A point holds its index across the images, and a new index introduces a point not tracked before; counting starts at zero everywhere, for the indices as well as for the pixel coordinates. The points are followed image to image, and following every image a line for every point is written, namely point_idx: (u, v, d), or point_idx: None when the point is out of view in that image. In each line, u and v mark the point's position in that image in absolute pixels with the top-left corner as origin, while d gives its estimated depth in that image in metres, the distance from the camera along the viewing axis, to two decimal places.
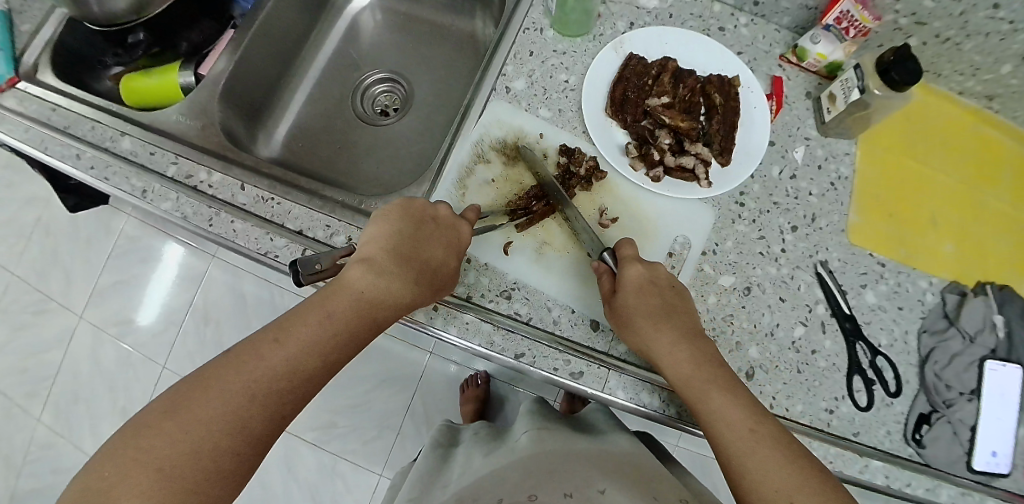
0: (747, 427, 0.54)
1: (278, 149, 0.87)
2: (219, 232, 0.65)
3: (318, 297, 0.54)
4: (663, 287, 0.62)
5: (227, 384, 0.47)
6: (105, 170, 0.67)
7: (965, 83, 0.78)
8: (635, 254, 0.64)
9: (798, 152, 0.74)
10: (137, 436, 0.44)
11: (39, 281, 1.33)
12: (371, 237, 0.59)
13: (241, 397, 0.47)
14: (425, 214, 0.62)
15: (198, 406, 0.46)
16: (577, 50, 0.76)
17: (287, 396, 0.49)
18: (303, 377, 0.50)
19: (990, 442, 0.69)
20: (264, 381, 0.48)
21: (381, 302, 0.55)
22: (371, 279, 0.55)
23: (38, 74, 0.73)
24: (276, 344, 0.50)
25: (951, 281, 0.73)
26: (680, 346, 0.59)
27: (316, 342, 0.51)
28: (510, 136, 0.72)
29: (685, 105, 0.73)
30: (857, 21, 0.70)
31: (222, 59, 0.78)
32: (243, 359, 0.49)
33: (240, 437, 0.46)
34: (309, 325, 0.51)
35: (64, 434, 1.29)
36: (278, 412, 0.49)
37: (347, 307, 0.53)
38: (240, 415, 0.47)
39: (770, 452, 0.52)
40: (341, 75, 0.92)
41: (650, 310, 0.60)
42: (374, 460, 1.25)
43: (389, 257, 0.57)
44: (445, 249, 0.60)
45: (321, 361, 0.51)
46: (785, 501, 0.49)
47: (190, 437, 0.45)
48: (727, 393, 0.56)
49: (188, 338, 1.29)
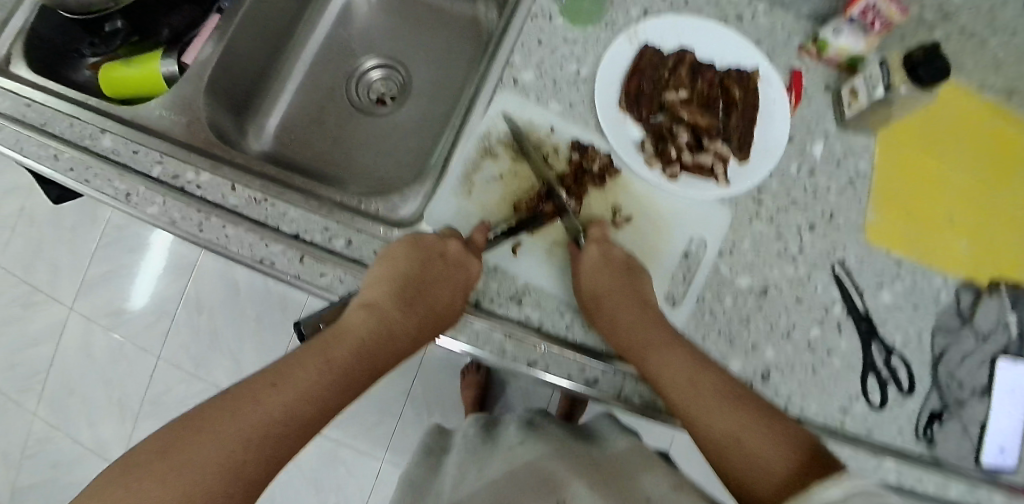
0: (687, 379, 0.55)
1: (272, 141, 0.82)
2: (210, 238, 0.62)
3: (319, 341, 0.52)
4: (616, 265, 0.61)
5: (223, 426, 0.44)
6: (85, 172, 0.62)
7: (986, 75, 0.75)
8: (603, 235, 0.64)
9: (816, 147, 0.72)
10: (126, 477, 0.41)
11: (25, 272, 1.28)
12: (375, 279, 0.58)
13: (238, 441, 0.44)
14: (431, 250, 0.60)
15: (193, 448, 0.43)
16: (588, 39, 0.71)
17: (283, 441, 0.46)
18: (301, 422, 0.48)
19: (998, 439, 0.69)
20: (262, 425, 0.45)
21: (381, 350, 0.54)
22: (373, 327, 0.54)
23: (11, 65, 0.68)
24: (276, 388, 0.47)
25: (966, 282, 0.72)
26: (620, 314, 0.59)
27: (317, 386, 0.49)
28: (519, 130, 0.69)
29: (703, 99, 0.69)
30: (883, 15, 0.66)
31: (208, 46, 0.72)
32: (241, 400, 0.46)
33: (234, 483, 0.43)
34: (310, 369, 0.49)
35: (58, 428, 1.25)
36: (274, 456, 0.46)
37: (349, 353, 0.52)
38: (235, 458, 0.43)
39: (717, 403, 0.54)
40: (334, 60, 0.87)
41: (595, 285, 0.61)
42: (376, 450, 1.24)
43: (391, 301, 0.56)
44: (449, 291, 0.58)
45: (320, 407, 0.49)
46: (734, 443, 0.52)
47: (182, 480, 0.41)
48: (664, 351, 0.57)
49: (182, 330, 1.25)
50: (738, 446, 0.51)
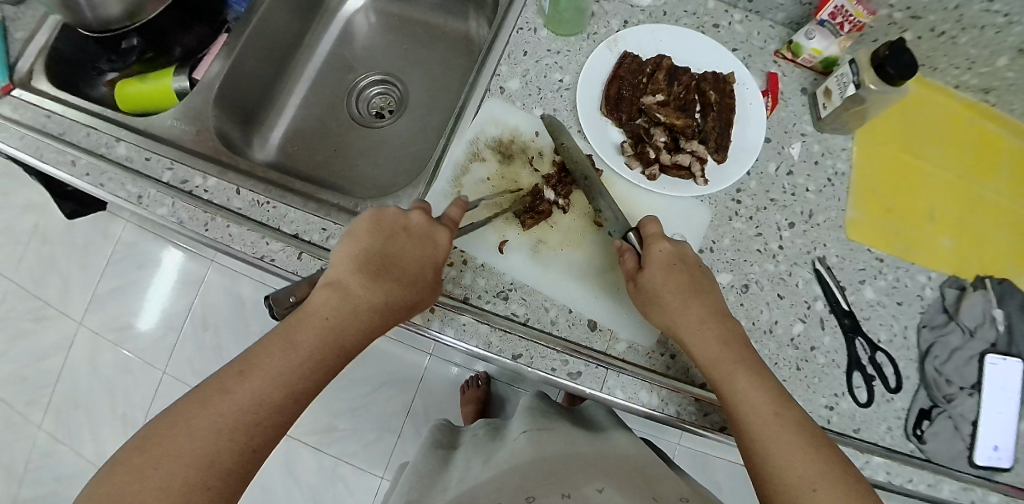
0: (772, 410, 0.54)
1: (274, 152, 0.87)
2: (215, 237, 0.65)
3: (284, 325, 0.54)
4: (688, 265, 0.62)
5: (194, 419, 0.47)
6: (101, 177, 0.67)
7: (961, 77, 0.77)
8: (659, 232, 0.64)
9: (794, 148, 0.74)
10: (108, 477, 0.44)
11: (38, 288, 1.33)
12: (340, 258, 0.59)
13: (211, 431, 0.47)
14: (396, 226, 0.61)
15: (168, 444, 0.46)
16: (572, 49, 0.75)
17: (257, 428, 0.49)
18: (272, 408, 0.50)
19: (991, 437, 0.68)
20: (232, 414, 0.48)
21: (347, 326, 0.55)
22: (337, 304, 0.55)
23: (32, 81, 0.74)
24: (241, 377, 0.50)
25: (950, 275, 0.73)
26: (710, 326, 0.59)
27: (282, 370, 0.51)
28: (505, 134, 0.72)
29: (680, 102, 0.73)
30: (851, 16, 0.70)
31: (215, 64, 0.78)
32: (209, 394, 0.49)
33: (210, 472, 0.46)
34: (273, 355, 0.51)
35: (64, 442, 1.28)
36: (250, 444, 0.48)
37: (315, 333, 0.53)
38: (207, 449, 0.46)
39: (797, 439, 0.52)
40: (336, 77, 0.92)
41: (679, 289, 0.60)
42: (374, 464, 1.25)
43: (356, 277, 0.57)
44: (416, 265, 0.59)
45: (289, 389, 0.51)
46: (809, 487, 0.50)
47: (157, 475, 0.44)
48: (755, 376, 0.56)
49: (188, 343, 1.29)
50: (814, 492, 0.49)
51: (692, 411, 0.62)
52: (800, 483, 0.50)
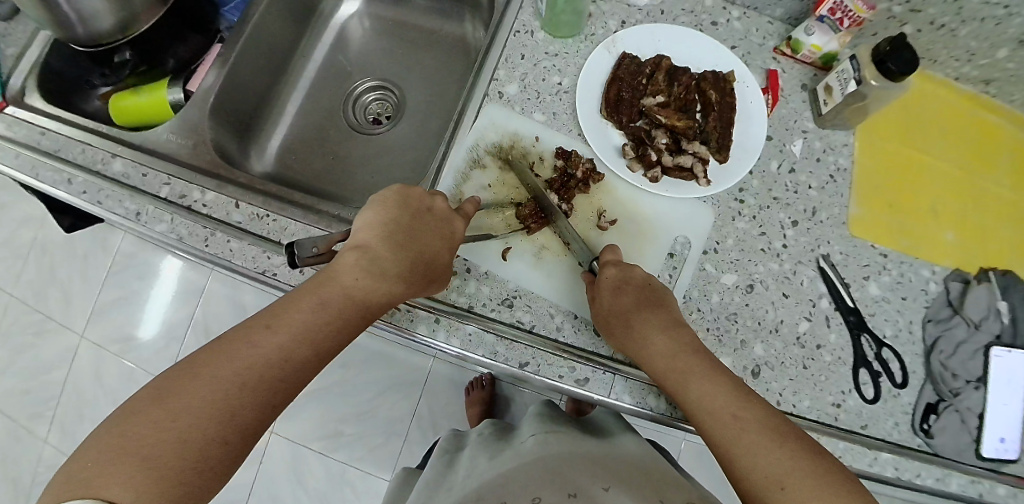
0: (730, 412, 0.53)
1: (273, 163, 0.86)
2: (215, 252, 0.65)
3: (311, 284, 0.54)
4: (636, 284, 0.62)
5: (217, 371, 0.47)
6: (97, 194, 0.67)
7: (961, 69, 0.77)
8: (616, 258, 0.64)
9: (795, 146, 0.74)
10: (122, 425, 0.43)
11: (39, 301, 1.33)
12: (366, 225, 0.60)
13: (233, 384, 0.47)
14: (423, 201, 0.62)
15: (192, 394, 0.45)
16: (569, 51, 0.75)
17: (278, 385, 0.49)
18: (295, 365, 0.50)
19: (997, 429, 0.69)
20: (257, 367, 0.48)
21: (371, 290, 0.56)
22: (364, 267, 0.56)
23: (27, 98, 0.73)
24: (268, 331, 0.50)
25: (954, 269, 0.73)
26: (656, 339, 0.59)
27: (308, 328, 0.51)
28: (505, 139, 0.72)
29: (680, 103, 0.73)
30: (851, 12, 0.68)
31: (210, 75, 0.77)
32: (234, 347, 0.49)
33: (230, 428, 0.46)
34: (301, 313, 0.52)
35: (69, 454, 1.28)
36: (269, 401, 0.48)
37: (340, 294, 0.54)
38: (230, 401, 0.46)
39: (759, 437, 0.51)
40: (332, 84, 0.91)
41: (624, 308, 0.60)
42: (382, 467, 1.25)
43: (383, 244, 0.58)
44: (439, 240, 0.60)
45: (313, 348, 0.51)
46: (778, 485, 0.49)
47: (178, 425, 0.44)
48: (708, 381, 0.56)
49: (191, 352, 1.28)
50: (784, 490, 0.48)
51: None
52: (769, 484, 0.49)
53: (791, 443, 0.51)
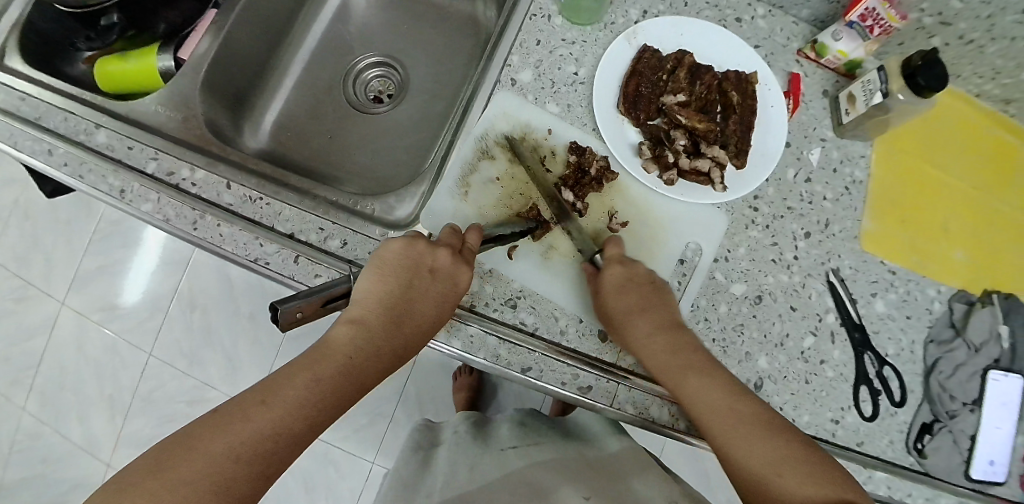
0: (744, 414, 0.51)
1: (267, 138, 0.81)
2: (204, 237, 0.61)
3: (305, 358, 0.49)
4: (639, 282, 0.60)
5: (211, 446, 0.42)
6: (79, 167, 0.63)
7: (984, 86, 0.75)
8: (621, 253, 0.61)
9: (813, 155, 0.72)
10: (113, 502, 0.38)
11: (19, 266, 1.26)
12: (364, 295, 0.54)
13: (228, 459, 0.42)
14: (424, 262, 0.57)
15: (185, 466, 0.40)
16: (587, 40, 0.71)
17: (273, 459, 0.44)
18: (290, 439, 0.45)
19: (988, 452, 0.69)
20: (252, 444, 0.43)
21: (370, 363, 0.51)
22: (361, 345, 0.51)
23: (6, 60, 0.68)
24: (264, 405, 0.45)
25: (959, 290, 0.72)
26: (660, 338, 0.57)
27: (303, 402, 0.46)
28: (516, 130, 0.68)
29: (701, 103, 0.69)
30: (882, 20, 0.67)
31: (204, 42, 0.72)
32: (226, 420, 0.43)
33: (223, 502, 0.41)
34: (297, 385, 0.47)
35: (50, 423, 1.24)
36: (263, 473, 0.43)
37: (338, 369, 0.49)
38: (223, 476, 0.41)
39: (753, 433, 0.50)
40: (333, 57, 0.86)
41: (628, 307, 0.58)
42: (366, 448, 1.23)
43: (383, 313, 0.53)
44: (442, 306, 0.56)
45: (308, 421, 0.46)
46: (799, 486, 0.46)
47: (170, 500, 0.39)
48: (704, 376, 0.54)
49: (175, 325, 1.24)
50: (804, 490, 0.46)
51: None
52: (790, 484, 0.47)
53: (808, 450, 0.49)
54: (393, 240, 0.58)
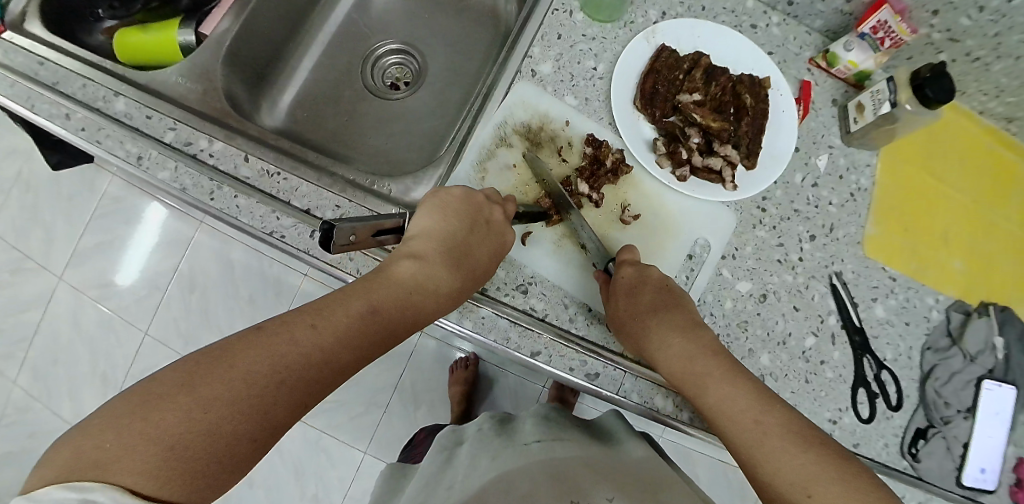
0: (750, 418, 0.52)
1: (283, 119, 0.82)
2: (220, 207, 0.62)
3: (360, 285, 0.50)
4: (651, 283, 0.61)
5: (257, 362, 0.42)
6: (96, 133, 0.63)
7: (987, 104, 0.77)
8: (633, 258, 0.63)
9: (821, 160, 0.74)
10: (146, 407, 0.37)
11: (18, 238, 1.25)
12: (425, 233, 0.58)
13: (273, 379, 0.42)
14: (481, 213, 0.60)
15: (231, 379, 0.40)
16: (607, 36, 0.72)
17: (316, 387, 0.44)
18: (334, 368, 0.45)
19: (979, 460, 0.71)
20: (299, 367, 0.43)
21: (419, 301, 0.53)
22: (419, 280, 0.53)
23: (27, 24, 0.68)
24: (314, 329, 0.45)
25: (957, 299, 0.74)
26: (672, 343, 0.58)
27: (353, 331, 0.47)
28: (535, 120, 0.69)
29: (716, 103, 0.71)
30: (893, 32, 0.69)
31: (227, 19, 0.72)
32: (275, 338, 0.43)
33: (263, 421, 0.41)
34: (348, 314, 0.47)
35: (39, 398, 1.23)
36: (305, 399, 0.44)
37: (390, 301, 0.50)
38: (266, 397, 0.41)
39: (773, 443, 0.49)
40: (352, 42, 0.87)
41: (640, 311, 0.59)
42: (358, 438, 1.23)
43: (438, 255, 0.56)
44: (489, 259, 0.60)
45: (354, 353, 0.46)
46: (805, 493, 0.46)
47: (214, 409, 0.39)
48: (726, 386, 0.54)
49: (173, 305, 1.24)
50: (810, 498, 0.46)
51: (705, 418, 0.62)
52: (795, 490, 0.47)
53: (815, 448, 0.49)
54: (454, 188, 0.62)
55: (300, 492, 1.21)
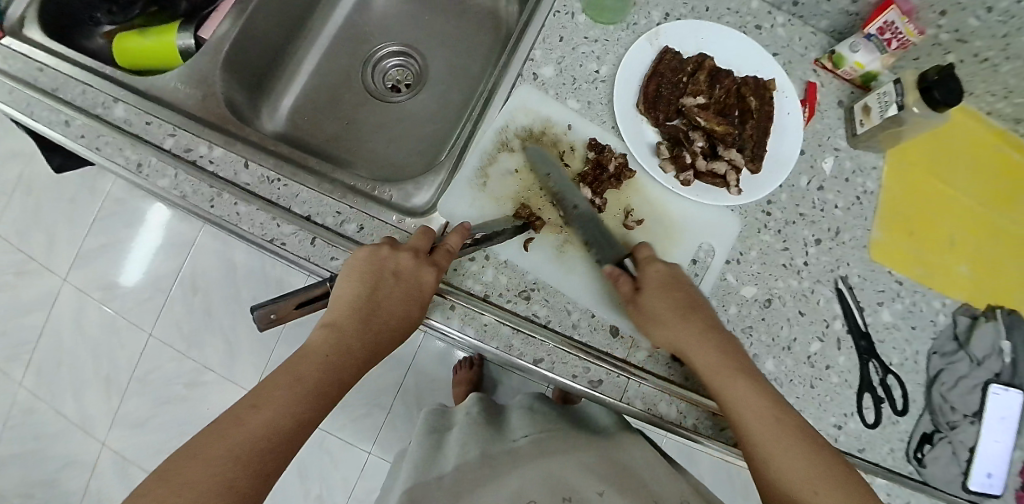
0: (772, 416, 0.54)
1: (284, 122, 0.81)
2: (220, 214, 0.61)
3: (285, 364, 0.51)
4: (680, 286, 0.61)
5: (210, 454, 0.43)
6: (96, 140, 0.62)
7: (995, 104, 0.76)
8: (651, 255, 0.63)
9: (827, 163, 0.73)
10: None
11: (20, 240, 1.25)
12: (338, 301, 0.55)
13: (228, 460, 0.43)
14: (386, 267, 0.57)
15: (188, 474, 0.42)
16: (609, 39, 0.72)
17: (274, 454, 0.45)
18: (288, 433, 0.46)
19: (985, 465, 0.69)
20: (249, 443, 0.44)
21: (344, 361, 0.52)
22: (335, 345, 0.52)
23: (25, 29, 0.68)
24: (254, 409, 0.46)
25: (963, 303, 0.73)
26: (700, 341, 0.58)
27: (291, 401, 0.48)
28: (536, 124, 0.68)
29: (720, 106, 0.70)
30: (901, 33, 0.68)
31: (225, 23, 0.72)
32: (221, 429, 0.45)
33: (232, 497, 0.42)
34: (282, 388, 0.48)
35: (44, 400, 1.23)
36: (266, 467, 0.45)
37: (315, 369, 0.50)
38: (225, 476, 0.42)
39: (789, 446, 0.53)
40: (351, 44, 0.87)
41: (671, 306, 0.59)
42: (361, 439, 1.23)
43: (348, 319, 0.54)
44: (407, 304, 0.56)
45: (297, 416, 0.47)
46: (812, 490, 0.51)
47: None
48: (750, 383, 0.56)
49: (176, 307, 1.24)
50: (819, 494, 0.50)
51: (709, 425, 0.61)
52: (803, 487, 0.51)
53: (823, 451, 0.53)
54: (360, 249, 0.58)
55: (304, 492, 1.21)
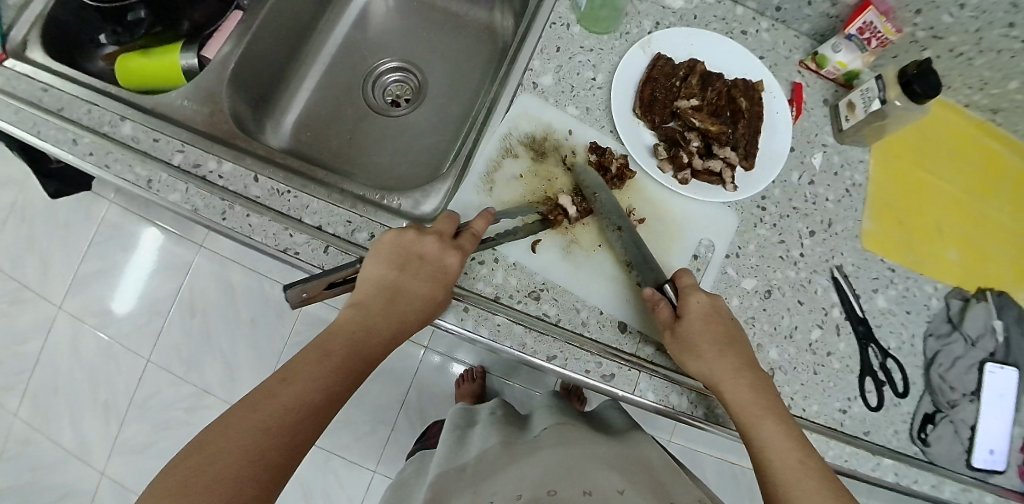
0: (797, 457, 0.55)
1: (287, 139, 0.83)
2: (233, 226, 0.63)
3: (316, 339, 0.53)
4: (720, 320, 0.62)
5: (242, 423, 0.46)
6: (105, 157, 0.64)
7: (972, 97, 0.80)
8: (694, 282, 0.64)
9: (816, 159, 0.76)
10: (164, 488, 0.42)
11: (13, 267, 1.26)
12: (366, 280, 0.58)
13: (258, 431, 0.46)
14: (412, 248, 0.59)
15: (223, 440, 0.45)
16: (604, 47, 0.75)
17: (301, 429, 0.48)
18: (314, 409, 0.49)
19: (986, 441, 0.72)
20: (279, 415, 0.47)
21: (369, 339, 0.54)
22: (361, 324, 0.55)
23: (27, 50, 0.70)
24: (286, 383, 0.49)
25: (954, 287, 0.76)
26: (737, 375, 0.59)
27: (320, 377, 0.50)
28: (539, 131, 0.71)
29: (713, 108, 0.73)
30: (880, 33, 0.73)
31: (228, 44, 0.74)
32: (255, 399, 0.48)
33: (260, 466, 0.45)
34: (311, 363, 0.51)
35: (40, 431, 1.22)
36: (295, 439, 0.47)
37: (343, 346, 0.53)
38: (254, 446, 0.45)
39: (809, 485, 0.53)
40: (351, 62, 0.89)
41: (711, 337, 0.60)
42: (366, 457, 1.23)
43: (375, 297, 0.57)
44: (433, 285, 0.58)
45: (326, 393, 0.50)
46: None
47: (213, 467, 0.43)
48: (781, 423, 0.57)
49: (174, 330, 1.24)
50: None
51: (720, 413, 0.64)
52: None
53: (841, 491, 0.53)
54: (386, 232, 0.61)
55: None
